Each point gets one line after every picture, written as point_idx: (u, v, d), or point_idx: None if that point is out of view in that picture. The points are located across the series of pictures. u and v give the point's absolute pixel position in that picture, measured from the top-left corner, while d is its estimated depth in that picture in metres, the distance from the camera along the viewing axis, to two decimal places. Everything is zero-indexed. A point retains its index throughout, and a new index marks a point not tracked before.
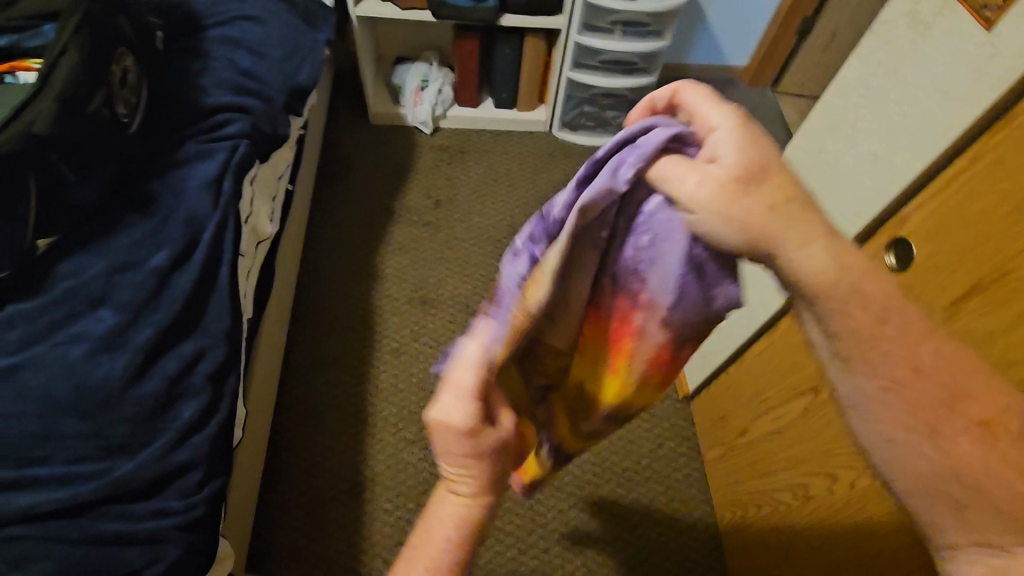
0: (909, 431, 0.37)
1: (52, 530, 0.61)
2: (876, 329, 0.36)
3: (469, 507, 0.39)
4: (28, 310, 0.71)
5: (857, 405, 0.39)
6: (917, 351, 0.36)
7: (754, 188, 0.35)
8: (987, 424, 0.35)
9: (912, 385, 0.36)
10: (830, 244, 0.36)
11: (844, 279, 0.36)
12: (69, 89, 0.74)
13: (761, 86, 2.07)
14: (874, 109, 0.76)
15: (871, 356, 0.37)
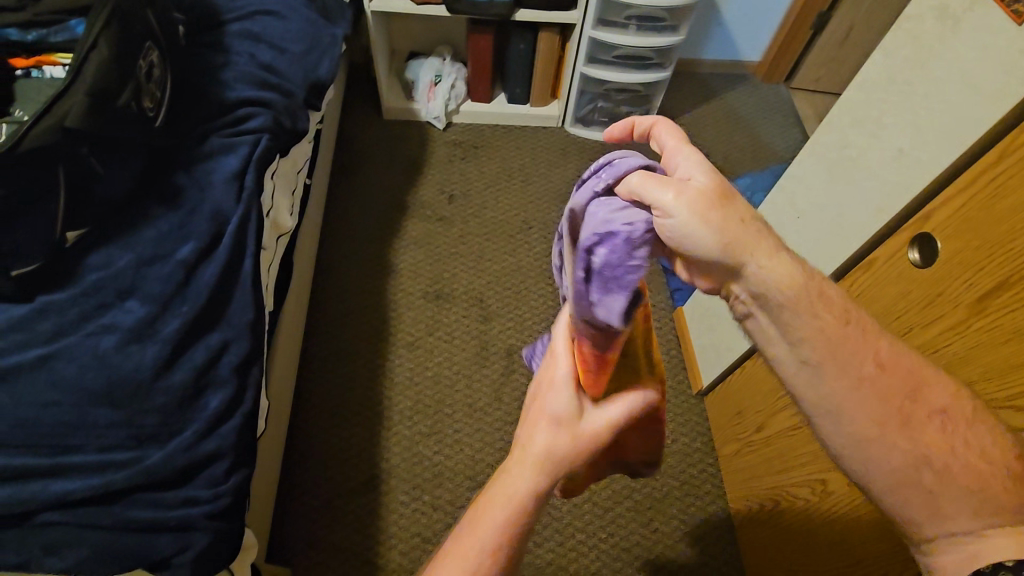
0: (881, 426, 0.48)
1: (86, 517, 0.62)
2: (842, 329, 0.48)
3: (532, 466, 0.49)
4: (59, 301, 0.72)
5: (831, 409, 0.49)
6: (876, 354, 0.49)
7: (721, 207, 0.45)
8: (941, 411, 0.48)
9: (877, 383, 0.48)
10: (784, 254, 0.47)
11: (802, 283, 0.47)
12: (101, 84, 0.74)
13: (775, 82, 2.06)
14: (899, 105, 0.75)
15: (844, 357, 0.48)
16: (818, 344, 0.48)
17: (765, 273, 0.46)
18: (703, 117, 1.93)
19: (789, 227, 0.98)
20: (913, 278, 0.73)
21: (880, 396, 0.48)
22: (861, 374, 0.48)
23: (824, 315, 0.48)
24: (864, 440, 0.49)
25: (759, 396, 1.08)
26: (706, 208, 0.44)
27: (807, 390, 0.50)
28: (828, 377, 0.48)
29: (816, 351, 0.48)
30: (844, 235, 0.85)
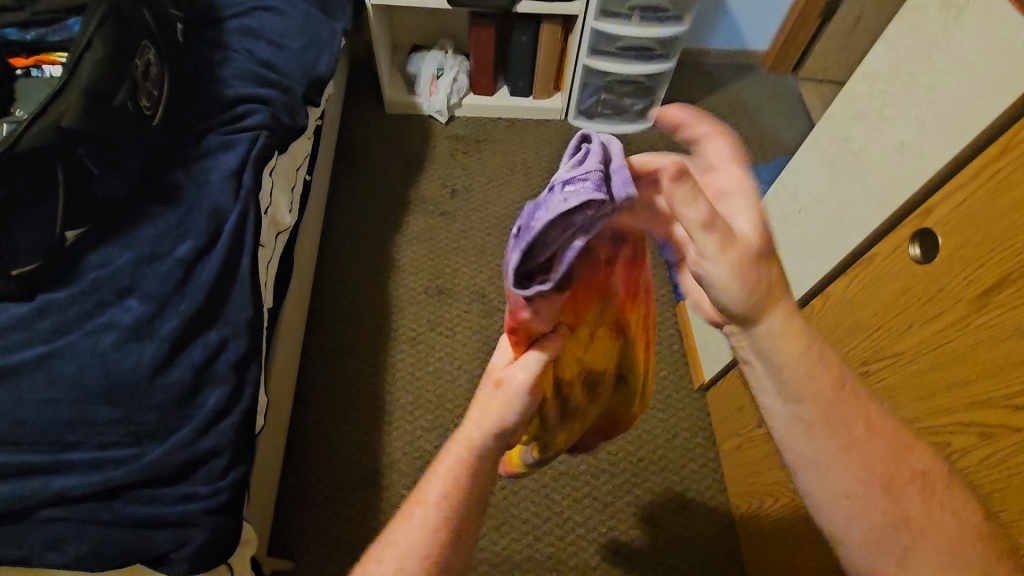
0: (866, 486, 0.48)
1: (87, 512, 0.63)
2: (836, 388, 0.50)
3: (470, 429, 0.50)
4: (59, 299, 0.73)
5: (819, 465, 0.50)
6: (866, 412, 0.50)
7: (761, 262, 0.46)
8: (924, 473, 0.50)
9: (866, 444, 0.49)
10: (795, 320, 0.50)
11: (809, 346, 0.50)
12: (95, 84, 0.75)
13: (782, 72, 2.03)
14: (902, 97, 0.74)
15: (837, 415, 0.49)
16: (813, 403, 0.50)
17: (773, 337, 0.49)
18: (708, 109, 1.91)
19: (790, 221, 0.97)
20: (914, 274, 0.72)
21: (875, 459, 0.49)
22: (851, 437, 0.49)
23: (823, 380, 0.50)
24: (845, 497, 0.49)
25: None
26: (742, 266, 0.45)
27: (802, 448, 0.50)
28: (819, 434, 0.49)
29: (810, 412, 0.50)
30: (844, 230, 0.84)
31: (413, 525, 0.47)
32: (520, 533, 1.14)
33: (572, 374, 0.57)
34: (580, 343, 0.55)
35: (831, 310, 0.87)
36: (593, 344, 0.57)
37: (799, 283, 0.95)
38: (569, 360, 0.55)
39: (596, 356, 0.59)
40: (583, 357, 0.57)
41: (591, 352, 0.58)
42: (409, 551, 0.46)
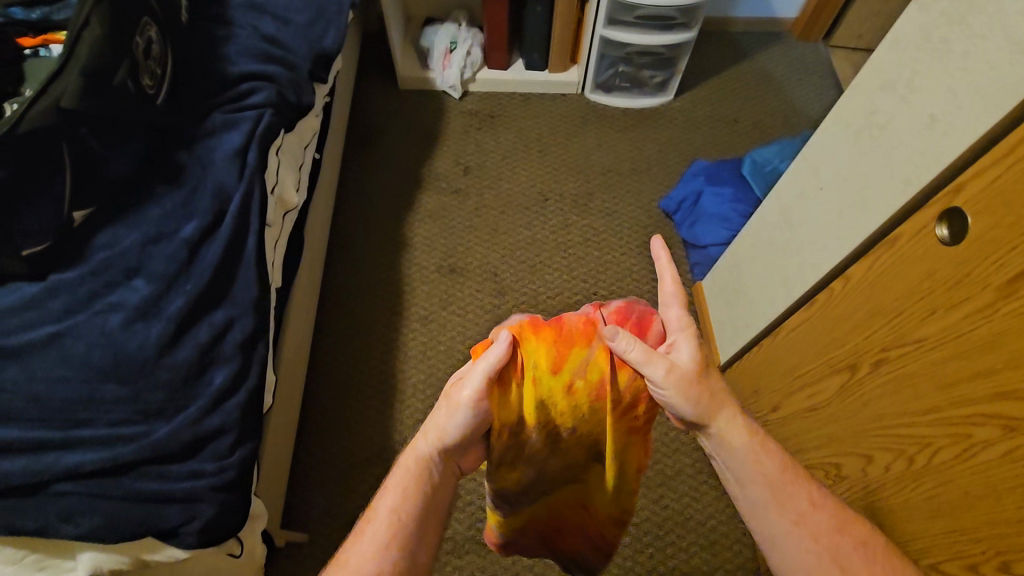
0: (818, 561, 0.57)
1: (97, 486, 0.65)
2: (783, 474, 0.60)
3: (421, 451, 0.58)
4: (68, 279, 0.74)
5: (776, 541, 0.59)
6: (810, 492, 0.60)
7: (701, 378, 0.58)
8: (864, 542, 0.59)
9: (811, 518, 0.59)
10: (744, 421, 0.60)
11: (754, 441, 0.60)
12: (94, 62, 0.75)
13: (812, 40, 1.93)
14: (933, 66, 0.69)
15: (782, 497, 0.59)
16: (762, 489, 0.59)
17: (727, 432, 0.59)
18: (732, 80, 1.83)
19: (811, 199, 0.93)
20: (941, 255, 0.67)
21: (818, 534, 0.58)
22: (799, 510, 0.59)
23: (768, 464, 0.60)
24: (805, 568, 0.57)
25: (774, 375, 1.04)
26: (682, 382, 0.56)
27: (758, 524, 0.60)
28: (774, 513, 0.59)
29: (764, 490, 0.59)
30: (866, 208, 0.80)
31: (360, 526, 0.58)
32: None
33: (538, 425, 0.56)
34: (551, 392, 0.55)
35: (853, 293, 0.83)
36: (567, 400, 0.55)
37: (819, 265, 0.91)
38: (533, 408, 0.55)
39: (570, 416, 0.57)
40: (557, 412, 0.56)
41: (564, 409, 0.56)
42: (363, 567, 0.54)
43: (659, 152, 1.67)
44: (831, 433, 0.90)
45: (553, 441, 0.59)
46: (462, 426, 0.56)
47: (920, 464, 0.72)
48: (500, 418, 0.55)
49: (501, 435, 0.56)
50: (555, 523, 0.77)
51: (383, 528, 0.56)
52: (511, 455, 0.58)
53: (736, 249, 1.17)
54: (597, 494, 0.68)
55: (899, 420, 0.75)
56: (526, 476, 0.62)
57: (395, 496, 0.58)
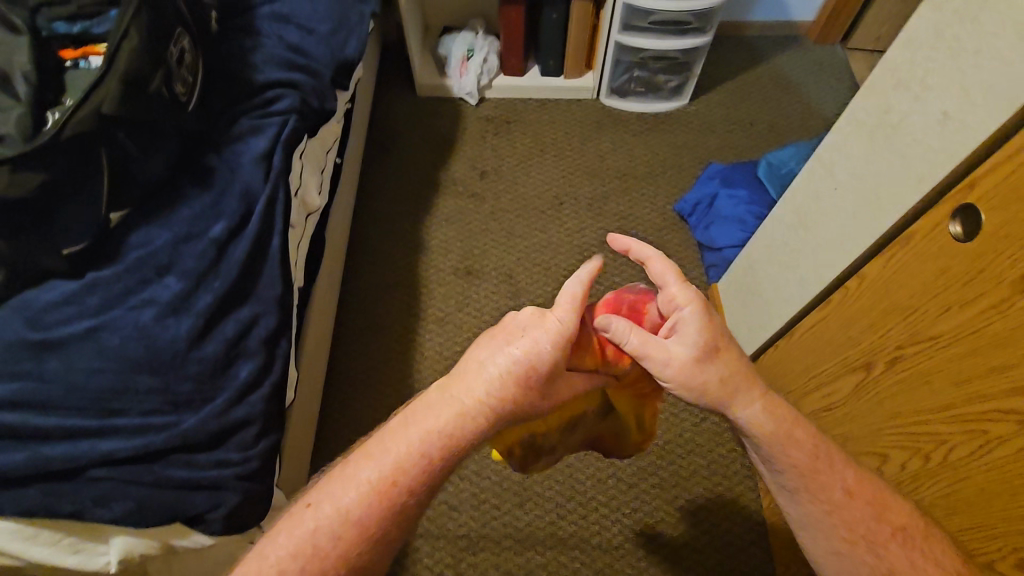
0: (851, 547, 0.58)
1: (130, 473, 0.69)
2: (812, 462, 0.59)
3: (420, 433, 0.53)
4: (104, 276, 0.78)
5: (811, 526, 0.60)
6: (843, 482, 0.60)
7: (709, 363, 0.57)
8: (902, 531, 0.59)
9: (845, 507, 0.59)
10: (767, 404, 0.59)
11: (779, 426, 0.59)
12: (131, 72, 0.79)
13: (829, 43, 1.93)
14: (946, 63, 0.69)
15: (814, 483, 0.59)
16: (791, 475, 0.59)
17: (745, 419, 0.59)
18: (748, 83, 1.83)
19: (825, 199, 0.93)
20: (955, 252, 0.68)
21: (852, 524, 0.58)
22: (832, 500, 0.59)
23: (794, 450, 0.59)
24: (836, 553, 0.59)
25: (791, 375, 1.04)
26: (687, 371, 0.57)
27: (790, 509, 0.61)
28: (804, 500, 0.59)
29: (792, 478, 0.59)
30: (879, 207, 0.81)
31: (313, 537, 0.50)
32: (544, 510, 1.16)
33: (550, 422, 0.63)
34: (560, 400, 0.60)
35: (869, 290, 0.82)
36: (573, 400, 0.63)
37: (834, 265, 0.91)
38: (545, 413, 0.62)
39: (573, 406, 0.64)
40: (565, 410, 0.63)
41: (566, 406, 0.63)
42: (303, 545, 0.50)
43: (675, 155, 1.68)
44: (845, 432, 0.90)
45: (565, 427, 0.66)
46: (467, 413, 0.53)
47: (934, 461, 0.72)
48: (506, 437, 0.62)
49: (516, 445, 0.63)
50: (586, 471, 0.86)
51: (336, 518, 0.51)
52: (525, 449, 0.65)
53: (750, 251, 1.17)
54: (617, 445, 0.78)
55: (914, 418, 0.75)
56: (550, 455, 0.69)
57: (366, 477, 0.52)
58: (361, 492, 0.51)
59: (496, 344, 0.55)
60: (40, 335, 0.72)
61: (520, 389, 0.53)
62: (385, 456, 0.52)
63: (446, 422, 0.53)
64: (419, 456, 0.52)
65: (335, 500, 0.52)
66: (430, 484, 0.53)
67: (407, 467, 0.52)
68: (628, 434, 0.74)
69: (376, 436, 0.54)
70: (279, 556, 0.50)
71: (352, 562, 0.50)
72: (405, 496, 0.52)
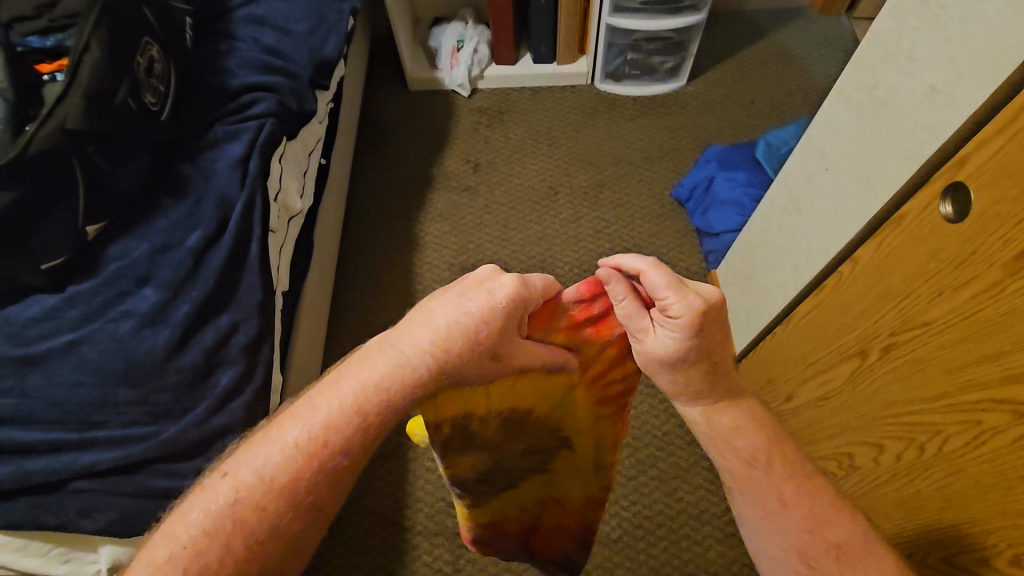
0: (782, 554, 0.56)
1: (112, 484, 0.69)
2: (748, 468, 0.57)
3: (354, 392, 0.50)
4: (83, 289, 0.79)
5: (750, 527, 0.59)
6: (781, 490, 0.57)
7: (671, 365, 0.56)
8: (840, 546, 0.55)
9: (779, 515, 0.56)
10: (709, 409, 0.58)
11: (711, 427, 0.59)
12: (95, 84, 0.79)
13: (833, 14, 1.85)
14: (933, 32, 0.65)
15: (748, 488, 0.58)
16: (729, 477, 0.59)
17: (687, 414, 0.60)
18: (748, 60, 1.77)
19: (817, 181, 0.89)
20: (947, 234, 0.64)
21: (788, 532, 0.56)
22: (767, 506, 0.57)
23: (731, 454, 0.58)
24: (773, 557, 0.57)
25: (787, 363, 1.01)
26: (647, 365, 0.57)
27: (736, 507, 0.61)
28: (740, 502, 0.59)
29: (731, 479, 0.59)
30: (870, 187, 0.77)
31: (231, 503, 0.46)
32: None
33: (494, 411, 0.58)
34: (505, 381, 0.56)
35: (863, 274, 0.79)
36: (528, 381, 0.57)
37: (827, 249, 0.88)
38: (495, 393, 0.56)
39: (523, 395, 0.59)
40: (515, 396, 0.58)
41: (515, 392, 0.58)
42: (213, 515, 0.45)
43: (673, 139, 1.64)
44: (843, 421, 0.87)
45: (507, 423, 0.60)
46: (401, 373, 0.50)
47: (929, 453, 0.69)
48: (440, 413, 0.54)
49: (445, 426, 0.56)
50: (526, 522, 0.81)
51: (252, 480, 0.46)
52: (461, 441, 0.59)
53: (747, 236, 1.14)
54: (565, 475, 0.72)
55: (909, 408, 0.72)
56: (480, 466, 0.64)
57: (290, 435, 0.48)
58: (286, 452, 0.47)
59: (444, 299, 0.53)
60: (22, 351, 0.73)
61: (467, 342, 0.51)
62: (315, 414, 0.49)
63: (383, 378, 0.50)
64: (354, 413, 0.49)
65: (256, 462, 0.47)
66: (366, 442, 0.50)
67: (339, 424, 0.49)
68: (582, 458, 0.69)
69: (307, 397, 0.51)
70: (190, 533, 0.45)
71: (277, 528, 0.46)
72: (332, 456, 0.48)
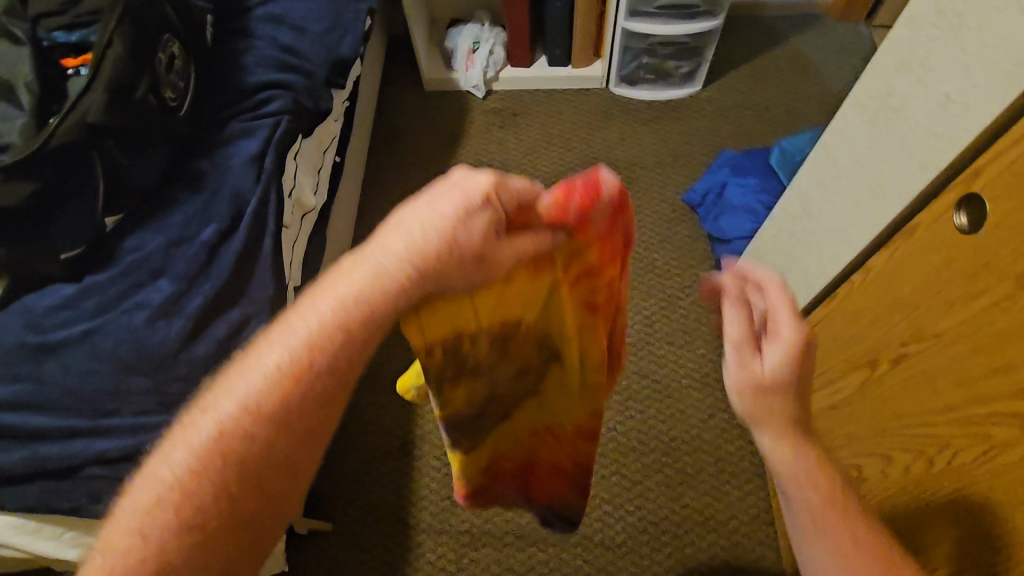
0: None
1: (123, 471, 0.71)
2: (827, 504, 0.53)
3: (328, 314, 0.44)
4: (100, 280, 0.80)
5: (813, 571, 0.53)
6: (854, 531, 0.52)
7: (770, 391, 0.51)
8: None
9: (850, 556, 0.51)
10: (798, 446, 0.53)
11: (799, 464, 0.53)
12: (116, 80, 0.80)
13: (852, 21, 1.84)
14: (949, 41, 0.64)
15: (824, 529, 0.52)
16: (801, 514, 0.53)
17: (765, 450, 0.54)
18: (765, 66, 1.76)
19: (830, 189, 0.88)
20: (960, 245, 0.63)
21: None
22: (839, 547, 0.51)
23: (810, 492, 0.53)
24: None
25: None
26: (741, 385, 0.52)
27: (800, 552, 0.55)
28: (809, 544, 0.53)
29: (804, 518, 0.53)
30: (883, 197, 0.76)
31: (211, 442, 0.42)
32: None
33: (485, 331, 0.51)
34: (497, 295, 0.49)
35: (874, 284, 0.78)
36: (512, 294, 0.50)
37: (839, 257, 0.87)
38: (480, 310, 0.49)
39: (514, 313, 0.52)
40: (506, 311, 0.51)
41: (505, 309, 0.51)
42: (197, 453, 0.42)
43: (686, 144, 1.63)
44: (851, 432, 0.86)
45: (499, 345, 0.53)
46: (376, 287, 0.43)
47: (939, 465, 0.68)
48: (424, 333, 0.47)
49: (436, 350, 0.49)
50: (523, 459, 0.76)
51: (228, 414, 0.42)
52: (451, 369, 0.52)
53: (759, 242, 1.13)
54: (559, 404, 0.65)
55: (918, 419, 0.71)
56: (476, 395, 0.57)
57: (266, 364, 0.43)
58: (260, 384, 0.43)
59: (418, 202, 0.45)
60: (39, 339, 0.75)
61: (450, 246, 0.43)
62: (289, 338, 0.43)
63: (360, 293, 0.43)
64: (330, 335, 0.43)
65: (232, 394, 0.43)
66: (348, 361, 0.44)
67: (318, 342, 0.43)
68: (576, 383, 0.61)
69: (279, 323, 0.45)
70: (176, 473, 0.42)
71: (267, 466, 0.43)
72: (310, 379, 0.43)
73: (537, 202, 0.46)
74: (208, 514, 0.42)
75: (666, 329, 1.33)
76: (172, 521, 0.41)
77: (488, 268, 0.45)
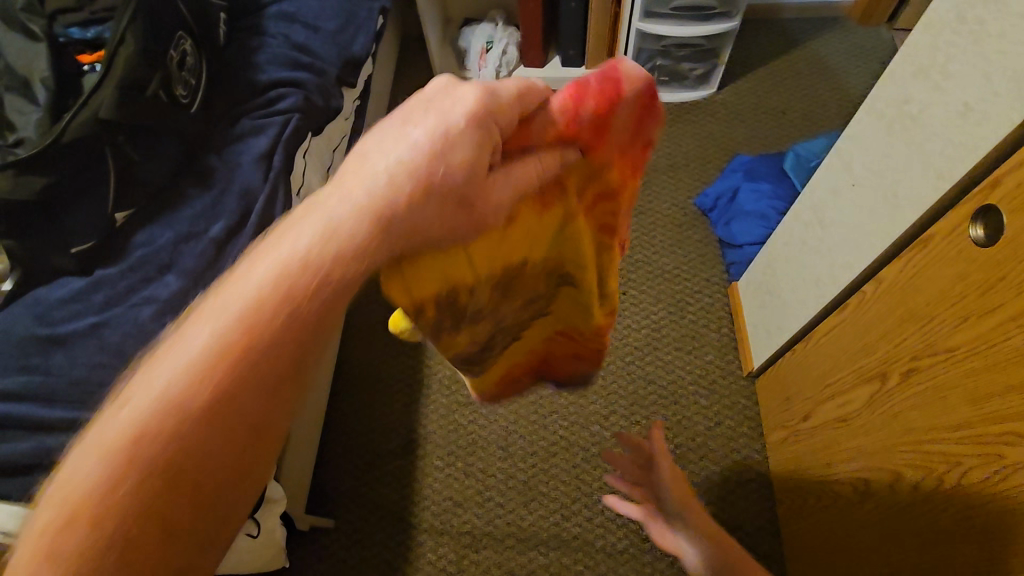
0: None
1: None
2: None
3: (283, 273, 0.36)
4: (109, 274, 0.81)
5: None
6: None
7: None
8: None
9: None
10: None
11: None
12: (128, 77, 0.81)
13: (873, 24, 1.80)
14: (968, 49, 0.62)
15: None
16: None
17: None
18: (782, 69, 1.73)
19: (843, 196, 0.86)
20: (976, 258, 0.61)
21: None
22: None
23: None
24: None
25: (808, 382, 0.98)
26: None
27: None
28: None
29: None
30: (898, 205, 0.75)
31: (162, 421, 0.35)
32: (548, 511, 1.15)
33: (483, 274, 0.47)
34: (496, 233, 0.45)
35: (887, 295, 0.77)
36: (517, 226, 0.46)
37: (851, 266, 0.85)
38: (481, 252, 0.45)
39: (515, 248, 0.48)
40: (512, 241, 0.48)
41: (505, 246, 0.47)
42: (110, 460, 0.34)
43: (700, 147, 1.61)
44: (859, 446, 0.84)
45: (500, 280, 0.50)
46: (345, 238, 0.37)
47: (949, 484, 0.67)
48: (413, 290, 0.42)
49: (429, 305, 0.44)
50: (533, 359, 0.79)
51: (147, 405, 0.35)
52: (452, 318, 0.49)
53: (770, 248, 1.11)
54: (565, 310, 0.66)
55: (927, 434, 0.69)
56: (478, 329, 0.56)
57: (196, 340, 0.36)
58: (223, 348, 0.36)
59: (386, 130, 0.39)
60: (48, 331, 0.76)
61: (460, 168, 0.38)
62: (230, 310, 0.36)
63: (350, 231, 0.37)
64: (315, 285, 0.37)
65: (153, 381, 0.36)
66: (316, 327, 0.37)
67: (267, 310, 0.36)
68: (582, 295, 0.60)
69: (237, 273, 0.37)
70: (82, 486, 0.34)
71: (232, 456, 0.36)
72: (263, 353, 0.36)
73: (529, 117, 0.42)
74: (166, 521, 0.34)
75: (675, 334, 1.32)
76: (90, 545, 0.33)
77: (498, 196, 0.41)
